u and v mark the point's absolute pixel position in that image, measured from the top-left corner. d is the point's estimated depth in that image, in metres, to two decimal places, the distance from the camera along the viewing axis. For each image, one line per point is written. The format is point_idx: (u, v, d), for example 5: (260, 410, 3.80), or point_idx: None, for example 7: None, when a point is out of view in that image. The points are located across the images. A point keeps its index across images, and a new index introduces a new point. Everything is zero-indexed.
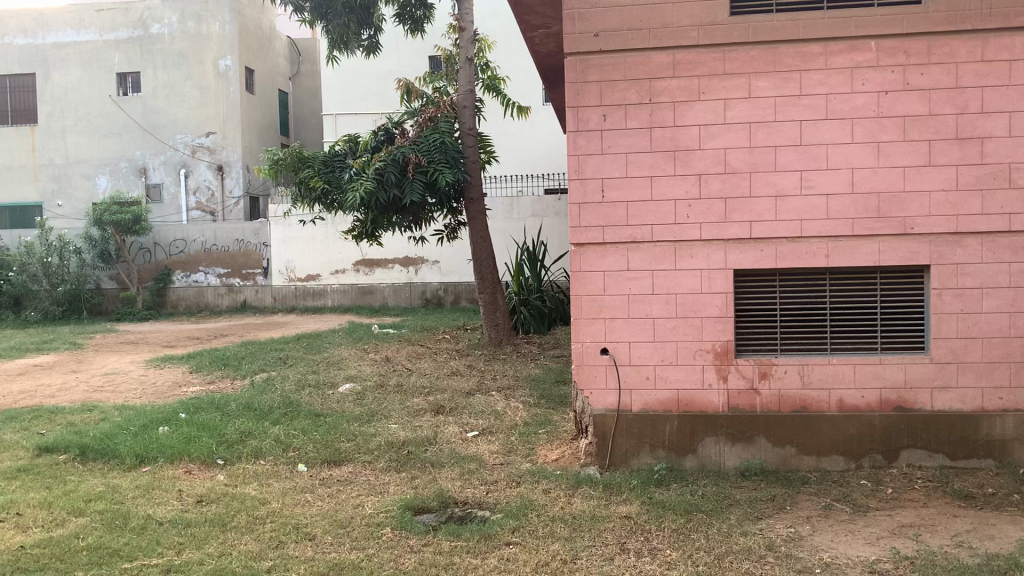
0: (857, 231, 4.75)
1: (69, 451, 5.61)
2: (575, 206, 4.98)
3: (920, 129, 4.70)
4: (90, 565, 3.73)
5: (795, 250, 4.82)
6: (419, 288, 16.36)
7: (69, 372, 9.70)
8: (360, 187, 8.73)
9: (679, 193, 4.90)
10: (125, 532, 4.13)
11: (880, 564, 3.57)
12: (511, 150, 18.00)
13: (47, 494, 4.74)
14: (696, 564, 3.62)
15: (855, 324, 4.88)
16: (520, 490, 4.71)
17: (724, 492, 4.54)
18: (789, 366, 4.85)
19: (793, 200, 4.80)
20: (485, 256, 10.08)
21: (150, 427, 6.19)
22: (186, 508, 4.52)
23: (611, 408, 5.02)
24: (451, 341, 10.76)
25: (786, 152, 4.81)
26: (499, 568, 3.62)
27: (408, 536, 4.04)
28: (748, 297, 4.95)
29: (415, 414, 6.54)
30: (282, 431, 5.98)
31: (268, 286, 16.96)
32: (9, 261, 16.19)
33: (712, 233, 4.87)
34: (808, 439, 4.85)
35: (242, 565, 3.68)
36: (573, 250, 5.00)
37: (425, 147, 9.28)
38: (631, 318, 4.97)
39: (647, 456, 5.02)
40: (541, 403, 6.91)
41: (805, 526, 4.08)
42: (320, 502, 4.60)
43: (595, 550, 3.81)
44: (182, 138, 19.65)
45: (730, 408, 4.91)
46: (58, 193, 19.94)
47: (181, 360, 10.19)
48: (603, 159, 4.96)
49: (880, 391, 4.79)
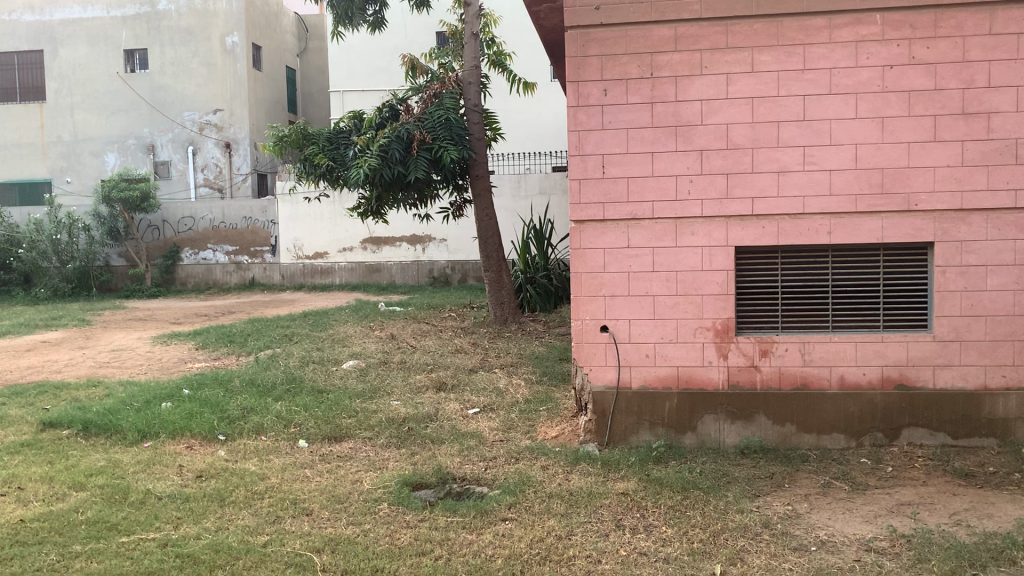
0: (860, 208, 4.69)
1: (72, 426, 5.64)
2: (576, 182, 4.93)
3: (925, 104, 4.63)
4: (87, 538, 3.76)
5: (797, 226, 4.77)
6: (426, 266, 16.35)
7: (76, 348, 9.75)
8: (364, 163, 8.71)
9: (680, 169, 4.85)
10: (124, 506, 4.16)
11: (876, 542, 3.56)
12: (519, 127, 17.88)
13: (48, 469, 4.77)
14: (692, 541, 3.61)
15: (856, 302, 4.84)
16: (518, 467, 4.71)
17: (722, 470, 4.53)
18: (790, 344, 4.82)
19: (796, 176, 4.74)
20: (490, 233, 10.05)
21: (153, 403, 6.21)
22: (186, 483, 4.54)
23: (611, 385, 5.00)
24: (457, 319, 10.76)
25: (789, 127, 4.75)
26: (495, 544, 3.63)
27: (406, 512, 4.05)
28: (750, 275, 4.91)
29: (417, 391, 6.55)
30: (284, 406, 6.01)
31: (276, 263, 17.00)
32: (18, 238, 16.26)
33: (713, 209, 4.82)
34: (809, 418, 4.83)
35: (239, 540, 3.70)
36: (572, 227, 4.97)
37: (429, 124, 9.23)
38: (631, 295, 4.94)
39: (647, 434, 5.00)
40: (542, 380, 6.91)
41: (803, 503, 4.07)
42: (319, 477, 4.62)
43: (591, 527, 3.81)
44: (190, 115, 19.63)
45: (730, 385, 4.88)
46: (67, 170, 20.01)
47: (187, 336, 10.24)
48: (604, 134, 4.91)
49: (882, 369, 4.76)
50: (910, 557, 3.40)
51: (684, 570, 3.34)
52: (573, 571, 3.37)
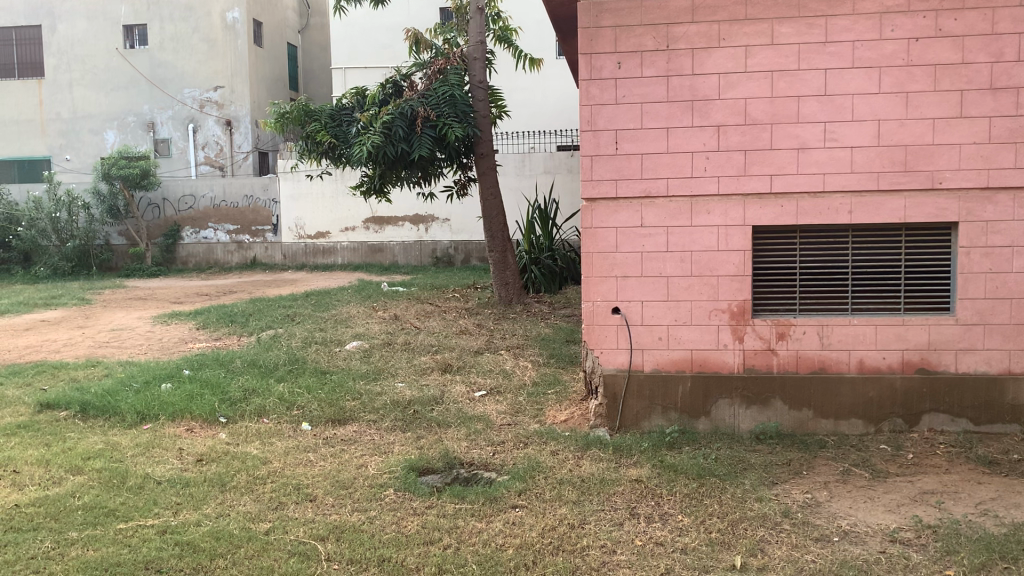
0: (882, 186, 4.53)
1: (70, 408, 5.52)
2: (587, 159, 4.77)
3: (952, 79, 4.46)
4: (84, 525, 3.64)
5: (816, 205, 4.61)
6: (429, 246, 16.17)
7: (76, 328, 9.62)
8: (368, 141, 8.54)
9: (696, 145, 4.68)
10: (122, 491, 4.03)
11: (901, 533, 3.42)
12: (523, 105, 17.66)
13: (45, 451, 4.65)
14: (709, 531, 3.48)
15: (877, 284, 4.69)
16: (527, 451, 4.58)
17: (738, 456, 4.39)
18: (808, 327, 4.67)
19: (816, 153, 4.58)
20: (495, 213, 9.88)
21: (153, 384, 6.08)
22: (186, 467, 4.42)
23: (622, 368, 4.87)
24: (461, 300, 10.61)
25: (809, 102, 4.57)
26: (505, 533, 3.50)
27: (412, 498, 3.92)
28: (767, 256, 4.75)
29: (422, 373, 6.43)
30: (287, 388, 5.89)
31: (278, 243, 16.84)
32: (18, 215, 16.10)
33: (730, 187, 4.66)
34: (827, 403, 4.70)
35: (240, 527, 3.58)
36: (584, 205, 4.82)
37: (433, 100, 9.04)
38: (643, 276, 4.79)
39: (659, 419, 4.87)
40: (550, 363, 6.78)
41: (822, 492, 3.94)
42: (322, 462, 4.48)
43: (604, 515, 3.68)
44: (190, 92, 19.40)
45: (746, 369, 4.75)
46: (67, 148, 19.81)
47: (188, 316, 10.11)
48: (617, 109, 4.74)
49: (902, 353, 4.61)
50: (938, 549, 3.27)
51: (702, 561, 3.21)
52: (587, 562, 3.24)
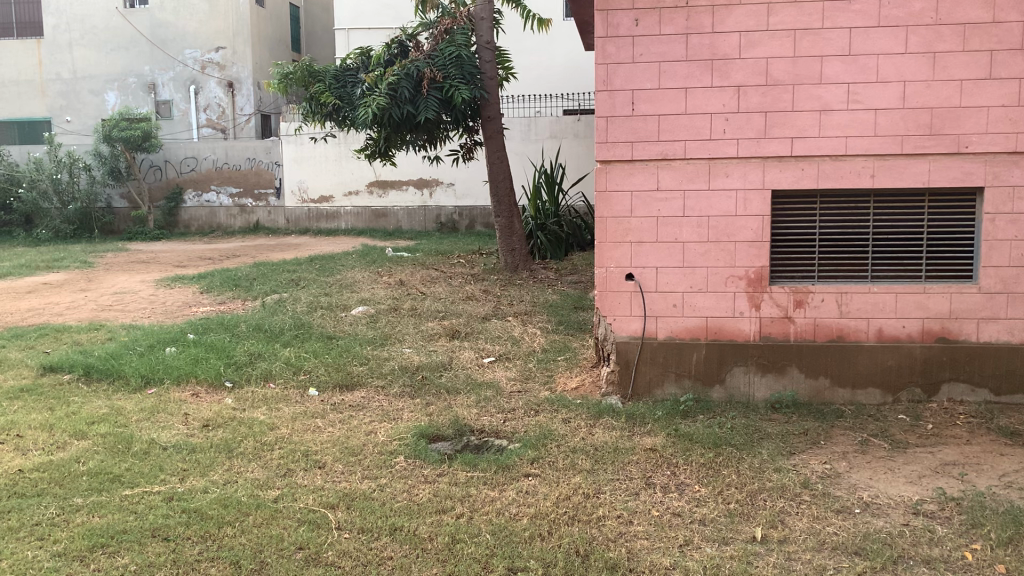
0: (906, 150, 4.40)
1: (73, 371, 5.44)
2: (602, 120, 4.63)
3: (982, 38, 4.30)
4: (89, 491, 3.57)
5: (838, 169, 4.48)
6: (434, 212, 15.99)
7: (78, 290, 9.53)
8: (373, 102, 8.36)
9: (715, 107, 4.54)
10: (128, 457, 3.96)
11: (925, 506, 3.34)
12: (530, 68, 17.41)
13: (49, 416, 4.57)
14: (727, 501, 3.41)
15: (898, 251, 4.57)
16: (538, 419, 4.49)
17: (754, 426, 4.31)
18: (827, 294, 4.56)
19: (838, 115, 4.44)
20: (502, 177, 9.72)
21: (157, 348, 6.00)
22: (192, 432, 4.34)
23: (635, 336, 4.77)
24: (467, 266, 10.49)
25: (833, 62, 4.42)
26: (519, 502, 3.42)
27: (423, 466, 3.84)
28: (786, 222, 4.63)
29: (430, 339, 6.33)
30: (293, 352, 5.81)
31: (281, 207, 16.71)
32: (19, 177, 15.94)
33: (749, 150, 4.53)
34: (844, 371, 4.61)
35: (248, 494, 3.51)
36: (598, 168, 4.69)
37: (440, 61, 8.84)
38: (659, 241, 4.68)
39: (672, 387, 4.79)
40: (559, 329, 6.69)
41: (842, 462, 3.85)
42: (331, 428, 4.41)
43: (620, 484, 3.60)
44: (191, 53, 19.11)
45: (762, 337, 4.65)
46: (67, 109, 19.58)
47: (192, 279, 10.01)
48: (633, 69, 4.59)
49: (923, 322, 4.51)
50: (963, 522, 3.19)
51: (721, 533, 3.14)
52: (604, 533, 3.16)
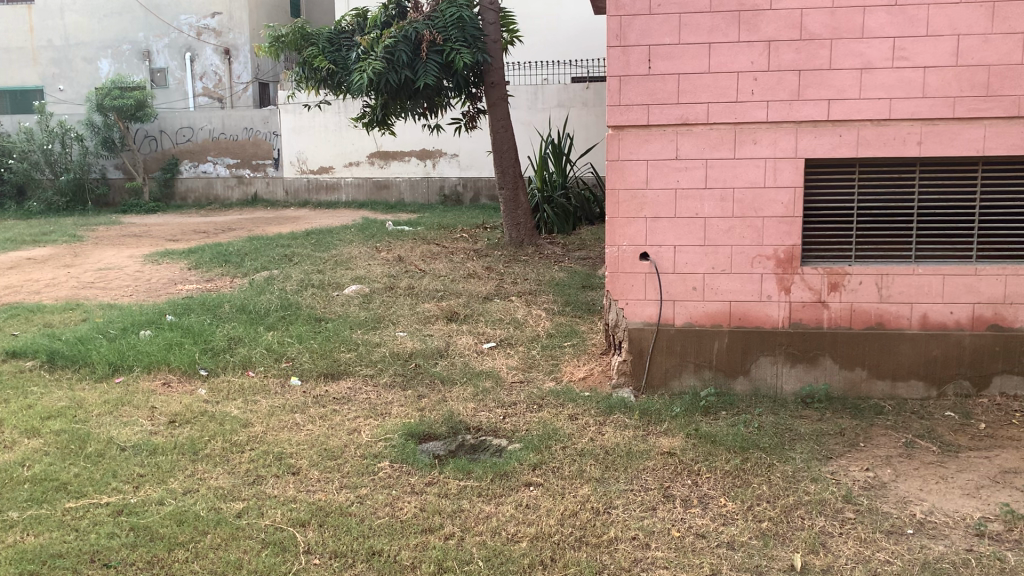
0: (959, 113, 3.88)
1: (37, 357, 4.99)
2: (615, 79, 4.12)
3: None
4: (28, 503, 3.13)
5: (881, 136, 3.97)
6: (437, 183, 15.43)
7: (61, 266, 9.07)
8: (368, 67, 7.80)
9: (742, 64, 4.02)
10: (79, 461, 3.51)
11: (990, 526, 2.88)
12: (535, 34, 16.80)
13: (2, 409, 4.13)
14: (759, 519, 2.95)
15: (946, 228, 4.07)
16: (542, 415, 4.04)
17: (784, 424, 3.85)
18: (866, 276, 4.07)
19: (882, 74, 3.91)
20: (506, 149, 9.20)
21: (130, 332, 5.54)
22: (155, 430, 3.89)
23: (650, 322, 4.30)
24: (470, 240, 10.00)
25: (877, 13, 3.89)
26: (518, 520, 2.97)
27: (410, 473, 3.39)
28: (821, 195, 4.12)
29: (425, 321, 5.87)
30: (276, 336, 5.37)
31: (280, 178, 16.24)
32: (8, 147, 15.47)
33: (781, 113, 4.02)
34: (883, 362, 4.13)
35: (207, 508, 3.06)
36: (609, 134, 4.18)
37: (440, 22, 8.26)
38: (677, 217, 4.18)
39: (691, 378, 4.33)
40: (566, 311, 6.21)
41: (887, 469, 3.39)
42: (310, 426, 3.95)
43: (634, 497, 3.14)
44: (186, 19, 18.51)
45: (793, 324, 4.17)
46: (59, 77, 19.06)
47: (182, 254, 9.55)
48: (651, 21, 4.06)
49: (974, 307, 4.02)
50: None
51: (754, 560, 2.68)
52: (616, 560, 2.70)
